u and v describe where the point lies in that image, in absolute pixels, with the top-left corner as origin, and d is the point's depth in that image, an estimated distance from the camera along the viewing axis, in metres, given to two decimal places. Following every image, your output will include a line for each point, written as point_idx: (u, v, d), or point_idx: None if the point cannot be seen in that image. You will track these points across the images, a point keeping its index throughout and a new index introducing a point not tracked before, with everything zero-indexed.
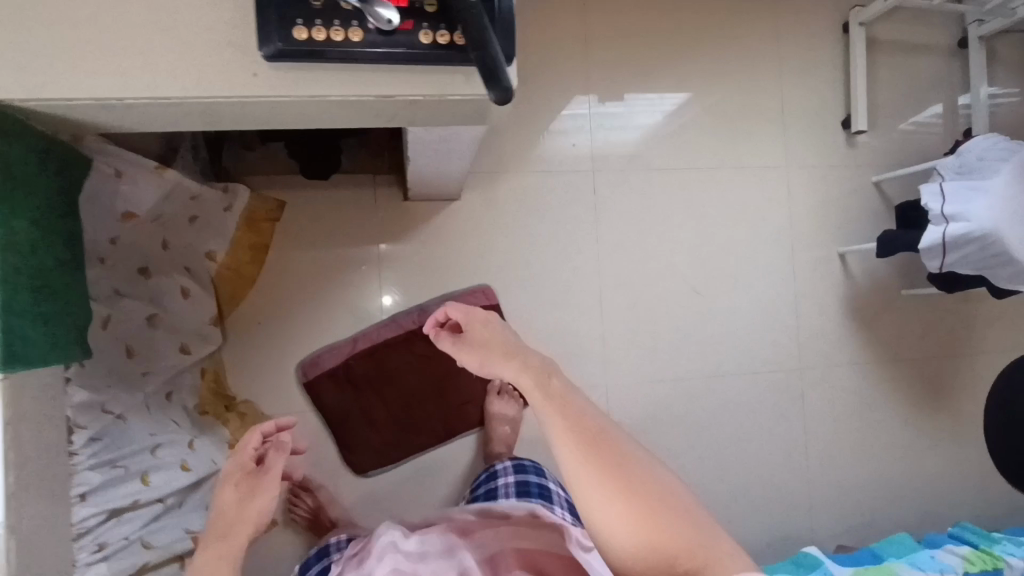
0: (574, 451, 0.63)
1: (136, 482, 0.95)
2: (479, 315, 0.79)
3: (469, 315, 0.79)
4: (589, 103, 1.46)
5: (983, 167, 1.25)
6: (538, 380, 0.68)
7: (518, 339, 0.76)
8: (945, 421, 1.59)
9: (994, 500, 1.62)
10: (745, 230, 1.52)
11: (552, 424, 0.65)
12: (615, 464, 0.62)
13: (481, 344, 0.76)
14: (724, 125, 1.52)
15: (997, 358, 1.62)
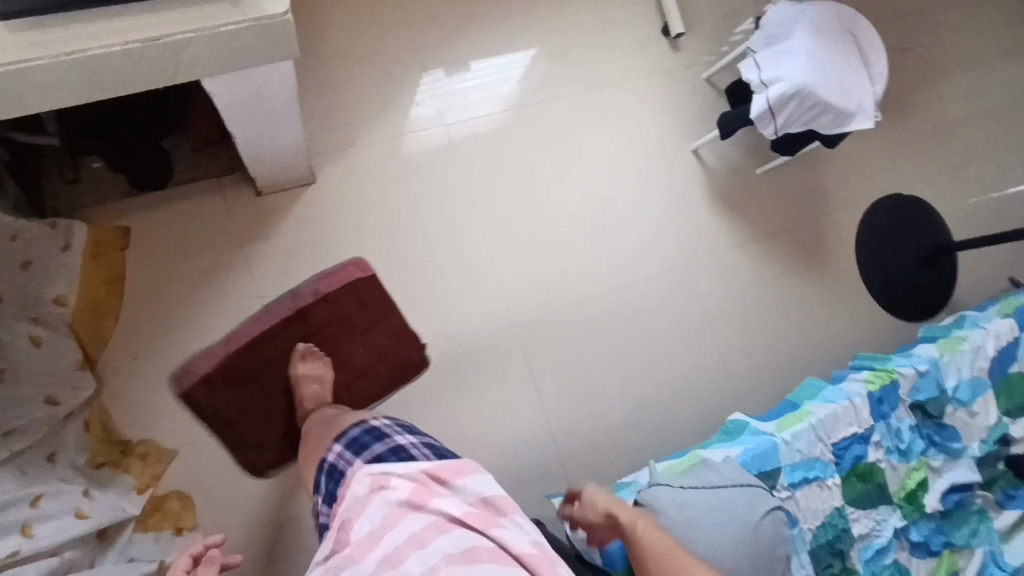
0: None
1: (16, 537, 0.91)
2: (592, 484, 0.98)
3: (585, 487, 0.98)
4: (437, 73, 1.49)
5: (784, 36, 1.35)
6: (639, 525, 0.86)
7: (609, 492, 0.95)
8: (828, 276, 1.70)
9: (889, 329, 1.74)
10: (603, 149, 1.58)
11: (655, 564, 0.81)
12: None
13: (591, 500, 0.95)
14: (555, 55, 1.58)
15: (849, 204, 1.77)
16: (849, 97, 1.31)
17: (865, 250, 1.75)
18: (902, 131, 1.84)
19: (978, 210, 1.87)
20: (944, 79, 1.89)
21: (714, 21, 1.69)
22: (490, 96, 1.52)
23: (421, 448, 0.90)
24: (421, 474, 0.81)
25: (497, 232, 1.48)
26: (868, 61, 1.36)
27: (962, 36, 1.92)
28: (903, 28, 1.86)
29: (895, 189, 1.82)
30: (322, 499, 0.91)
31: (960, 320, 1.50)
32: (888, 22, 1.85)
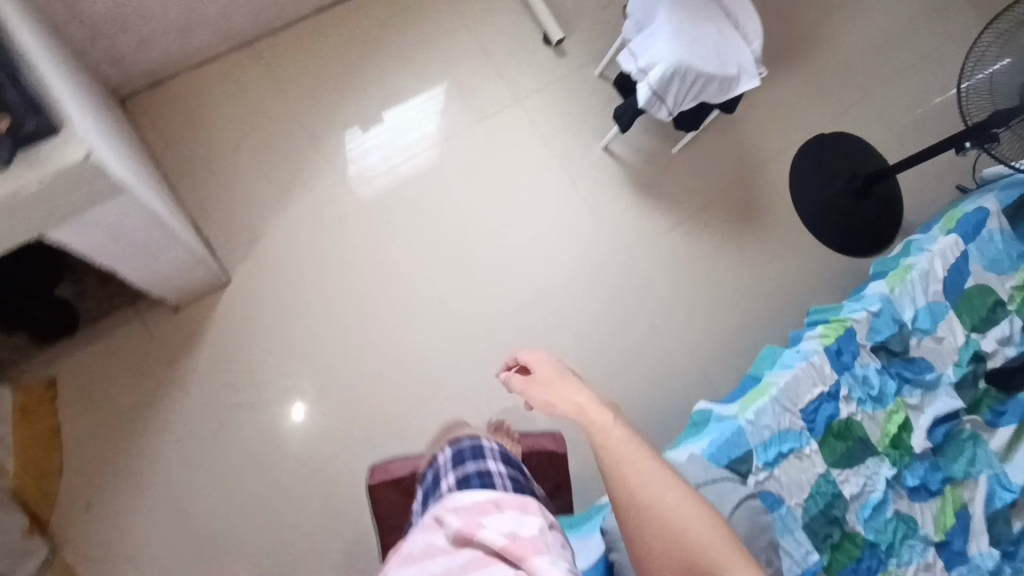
0: (630, 477, 0.74)
1: None
2: (546, 359, 0.91)
3: (539, 360, 0.90)
4: (356, 132, 1.51)
5: (650, 17, 1.34)
6: (603, 415, 0.79)
7: (570, 373, 0.88)
8: (768, 235, 1.69)
9: (845, 269, 1.72)
10: (519, 170, 1.57)
11: (616, 458, 0.76)
12: (661, 495, 0.73)
13: (542, 383, 0.86)
14: (447, 91, 1.58)
15: (775, 156, 1.75)
16: (725, 60, 1.29)
17: (800, 200, 1.73)
18: (810, 70, 1.83)
19: (904, 127, 1.85)
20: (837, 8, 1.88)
21: (593, 14, 1.69)
22: (406, 148, 1.52)
23: (511, 481, 0.85)
24: (486, 504, 0.77)
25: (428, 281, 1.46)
26: (741, 22, 1.33)
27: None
28: None
29: (817, 128, 1.80)
30: (420, 497, 0.88)
31: (908, 244, 1.47)
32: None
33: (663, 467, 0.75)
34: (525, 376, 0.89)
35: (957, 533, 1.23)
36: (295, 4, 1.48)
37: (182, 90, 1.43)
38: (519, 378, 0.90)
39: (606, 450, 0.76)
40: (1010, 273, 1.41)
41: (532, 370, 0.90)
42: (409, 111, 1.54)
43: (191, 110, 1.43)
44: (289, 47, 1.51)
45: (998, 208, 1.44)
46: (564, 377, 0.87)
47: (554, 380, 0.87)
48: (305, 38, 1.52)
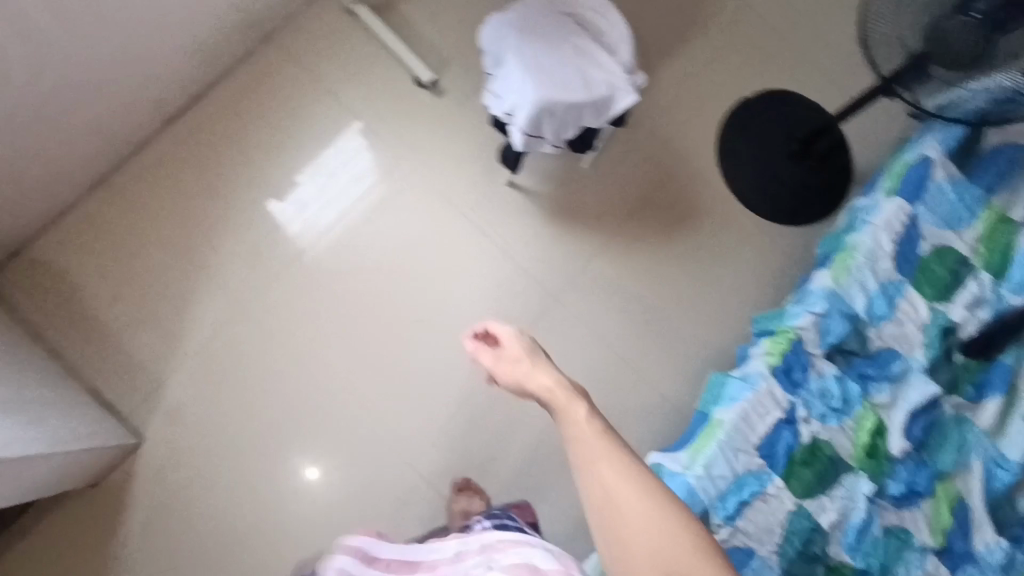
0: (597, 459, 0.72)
1: None
2: (513, 334, 0.88)
3: (508, 334, 0.88)
4: (281, 202, 1.45)
5: (501, 48, 1.17)
6: (573, 400, 0.78)
7: (540, 354, 0.86)
8: (705, 228, 1.57)
9: (797, 243, 1.60)
10: (422, 232, 1.47)
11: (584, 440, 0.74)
12: (619, 473, 0.71)
13: (514, 363, 0.86)
14: (326, 169, 1.47)
15: (696, 138, 1.61)
16: (589, 82, 1.14)
17: (734, 180, 1.59)
18: (714, 31, 1.66)
19: (832, 64, 1.68)
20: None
21: (463, 39, 1.54)
22: (313, 227, 1.44)
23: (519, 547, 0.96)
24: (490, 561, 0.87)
25: (352, 379, 1.40)
26: (600, 32, 1.18)
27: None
28: None
29: (735, 94, 1.65)
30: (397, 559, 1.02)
31: (852, 214, 1.31)
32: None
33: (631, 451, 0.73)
34: (496, 352, 0.87)
35: (957, 533, 1.13)
36: (139, 126, 1.38)
37: (49, 250, 1.35)
38: (488, 351, 0.88)
39: (571, 433, 0.76)
40: (968, 224, 1.26)
41: (500, 344, 0.88)
42: (291, 202, 1.45)
43: (64, 267, 1.35)
44: (148, 170, 1.42)
45: (942, 152, 1.28)
46: (530, 354, 0.86)
47: (522, 359, 0.86)
48: (163, 154, 1.42)
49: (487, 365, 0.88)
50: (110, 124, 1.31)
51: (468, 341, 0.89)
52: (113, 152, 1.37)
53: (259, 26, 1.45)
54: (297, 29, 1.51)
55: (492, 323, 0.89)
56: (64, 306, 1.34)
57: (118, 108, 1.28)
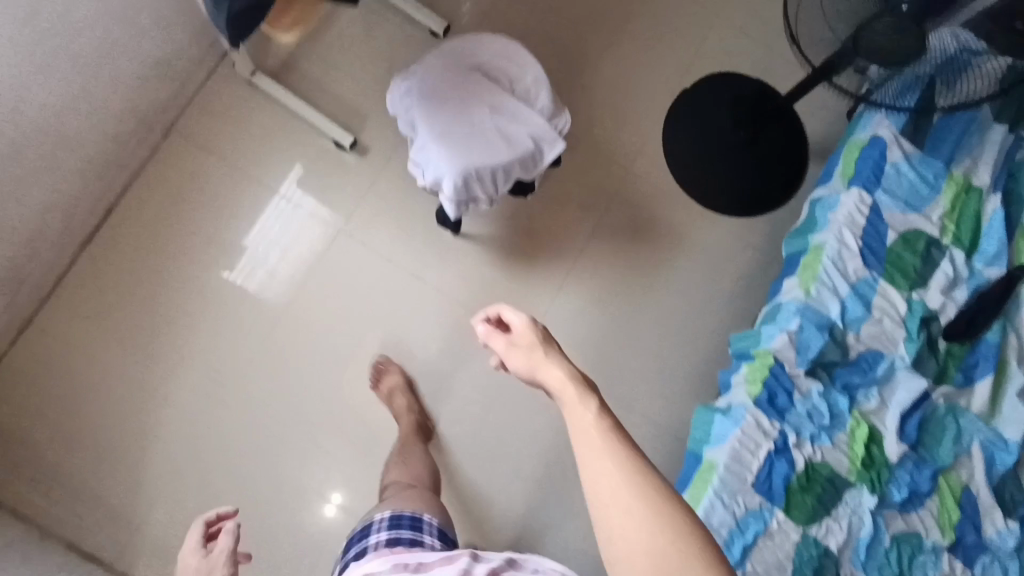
0: (591, 469, 0.58)
1: None
2: (525, 322, 0.72)
3: (522, 320, 0.72)
4: (233, 271, 1.38)
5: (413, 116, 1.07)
6: (582, 400, 0.62)
7: (554, 348, 0.69)
8: (666, 239, 1.50)
9: (762, 236, 1.53)
10: (375, 302, 1.39)
11: (583, 448, 0.59)
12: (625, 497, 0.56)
13: (522, 350, 0.70)
14: (259, 258, 1.38)
15: (640, 145, 1.53)
16: (509, 138, 1.06)
17: (687, 182, 1.52)
18: (634, 24, 1.57)
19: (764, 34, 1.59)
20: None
21: (377, 91, 1.44)
22: (270, 292, 1.38)
23: None
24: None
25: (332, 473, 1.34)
26: (512, 79, 1.09)
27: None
28: None
29: (670, 87, 1.56)
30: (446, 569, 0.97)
31: (813, 209, 1.25)
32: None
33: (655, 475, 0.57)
34: (505, 335, 0.72)
35: (967, 525, 1.11)
36: (50, 256, 1.28)
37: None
38: (497, 336, 0.72)
39: (578, 433, 0.61)
40: (932, 202, 1.21)
41: (512, 330, 0.72)
42: (230, 299, 1.36)
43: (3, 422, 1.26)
44: (72, 301, 1.31)
45: (894, 131, 1.22)
46: (542, 349, 0.69)
47: (535, 349, 0.69)
48: (82, 277, 1.32)
49: (491, 346, 0.72)
50: (17, 265, 1.21)
51: (479, 323, 0.74)
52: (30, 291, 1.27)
53: (154, 121, 1.34)
54: (199, 111, 1.40)
55: (506, 308, 0.73)
56: (13, 462, 1.26)
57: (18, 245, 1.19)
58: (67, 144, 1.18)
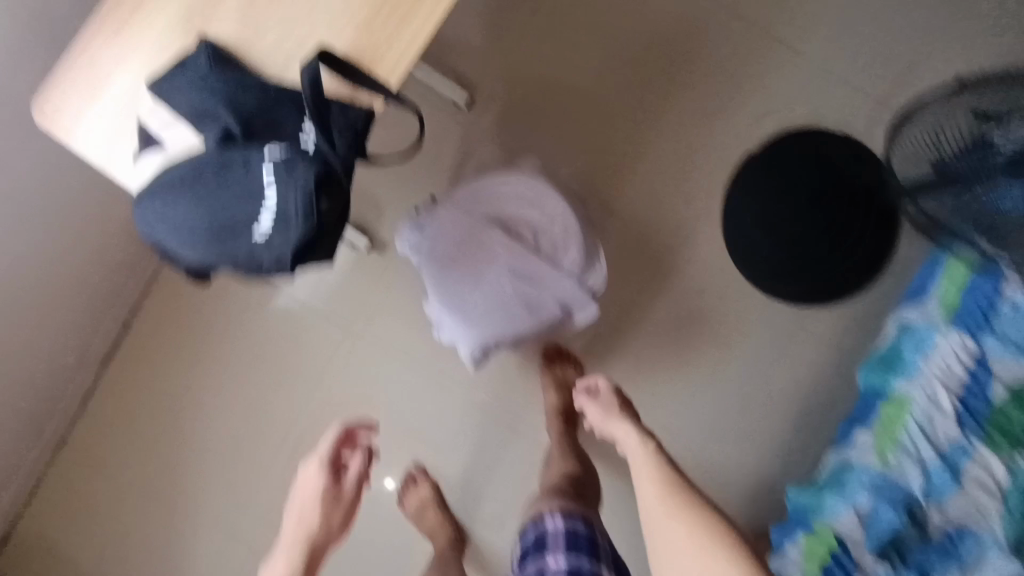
0: (642, 487, 0.83)
1: None
2: (612, 388, 1.03)
3: (608, 387, 1.03)
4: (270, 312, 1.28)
5: (423, 267, 0.94)
6: (642, 439, 0.91)
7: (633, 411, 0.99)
8: (726, 335, 1.30)
9: (846, 330, 1.29)
10: (399, 415, 1.30)
11: (639, 467, 0.86)
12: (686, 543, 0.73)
13: (607, 401, 1.00)
14: (276, 368, 1.28)
15: (697, 226, 1.31)
16: (529, 305, 0.93)
17: (756, 266, 1.28)
18: (698, 72, 1.29)
19: (861, 74, 1.27)
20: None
21: (396, 182, 1.28)
22: (287, 403, 1.28)
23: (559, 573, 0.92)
24: None
25: None
26: (535, 231, 0.94)
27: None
28: None
29: (735, 150, 1.30)
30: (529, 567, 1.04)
31: (900, 338, 1.07)
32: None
33: (722, 523, 0.74)
34: (594, 394, 1.01)
35: None
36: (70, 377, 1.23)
37: (27, 534, 1.26)
38: (592, 401, 1.01)
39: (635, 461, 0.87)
40: None
41: (598, 392, 1.02)
42: (247, 417, 1.27)
43: (37, 541, 1.26)
44: (102, 421, 1.28)
45: None
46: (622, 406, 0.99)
47: (613, 407, 0.99)
48: (103, 392, 1.28)
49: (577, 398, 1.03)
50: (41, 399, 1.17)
51: (577, 390, 1.04)
52: (58, 415, 1.24)
53: None
54: None
55: (600, 378, 1.03)
56: None
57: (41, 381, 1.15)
58: (71, 278, 1.10)
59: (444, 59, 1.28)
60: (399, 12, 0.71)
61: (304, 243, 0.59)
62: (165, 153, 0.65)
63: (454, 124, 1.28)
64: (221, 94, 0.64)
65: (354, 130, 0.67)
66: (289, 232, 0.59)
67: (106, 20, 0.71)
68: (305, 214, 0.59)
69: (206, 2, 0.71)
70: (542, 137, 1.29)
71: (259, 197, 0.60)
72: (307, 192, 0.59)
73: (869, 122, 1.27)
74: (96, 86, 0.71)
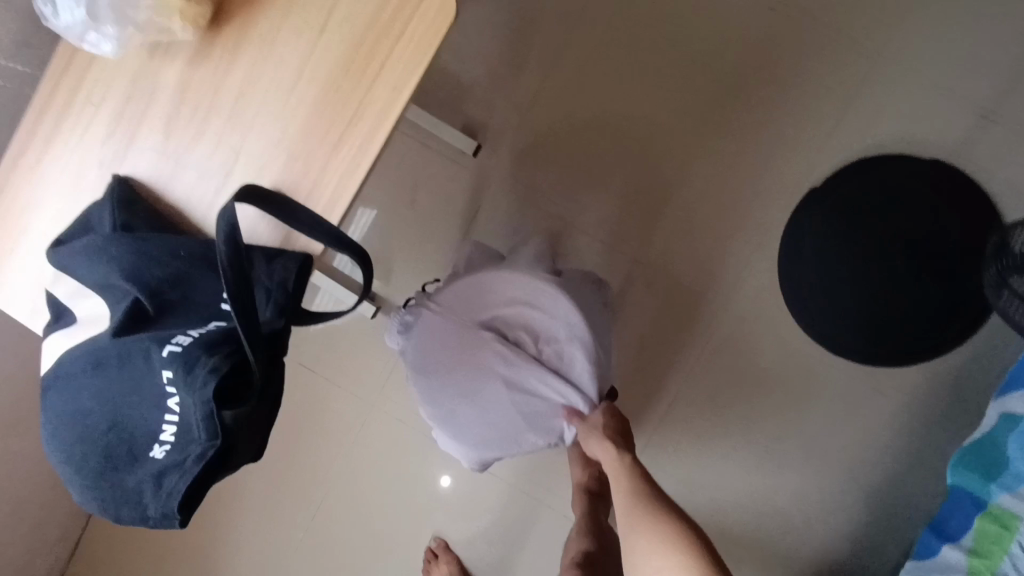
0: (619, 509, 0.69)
1: None
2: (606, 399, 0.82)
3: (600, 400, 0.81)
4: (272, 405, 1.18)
5: (411, 376, 0.82)
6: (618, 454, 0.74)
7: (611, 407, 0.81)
8: (790, 400, 1.11)
9: (937, 389, 1.08)
10: (419, 492, 1.18)
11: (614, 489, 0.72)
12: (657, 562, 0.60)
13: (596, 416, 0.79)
14: (293, 445, 1.20)
15: (752, 273, 1.12)
16: (533, 422, 0.80)
17: (822, 317, 1.09)
18: (744, 92, 1.09)
19: (949, 81, 1.06)
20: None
21: (404, 239, 1.15)
22: (305, 478, 1.20)
23: None
24: None
25: None
26: (536, 333, 0.80)
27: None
28: None
29: (797, 180, 1.10)
30: None
31: (1002, 431, 0.86)
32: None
33: (686, 530, 0.61)
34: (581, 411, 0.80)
35: None
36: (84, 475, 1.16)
37: None
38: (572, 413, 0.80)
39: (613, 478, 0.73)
40: None
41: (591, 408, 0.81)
42: (265, 495, 1.20)
43: None
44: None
45: None
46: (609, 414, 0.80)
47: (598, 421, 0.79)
48: None
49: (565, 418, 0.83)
50: (50, 505, 1.07)
51: None
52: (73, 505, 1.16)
53: None
54: None
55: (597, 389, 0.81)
56: None
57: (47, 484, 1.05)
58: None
59: (449, 97, 1.13)
60: (345, 119, 0.59)
61: (207, 468, 0.49)
62: (77, 331, 0.57)
63: (462, 170, 1.14)
64: (125, 261, 0.55)
65: (283, 286, 0.56)
66: (191, 455, 0.48)
67: (19, 170, 0.63)
68: (209, 432, 0.48)
69: (120, 144, 0.62)
70: (563, 178, 1.13)
71: (161, 405, 0.50)
72: (207, 407, 0.48)
73: (964, 140, 1.06)
74: (13, 241, 0.63)
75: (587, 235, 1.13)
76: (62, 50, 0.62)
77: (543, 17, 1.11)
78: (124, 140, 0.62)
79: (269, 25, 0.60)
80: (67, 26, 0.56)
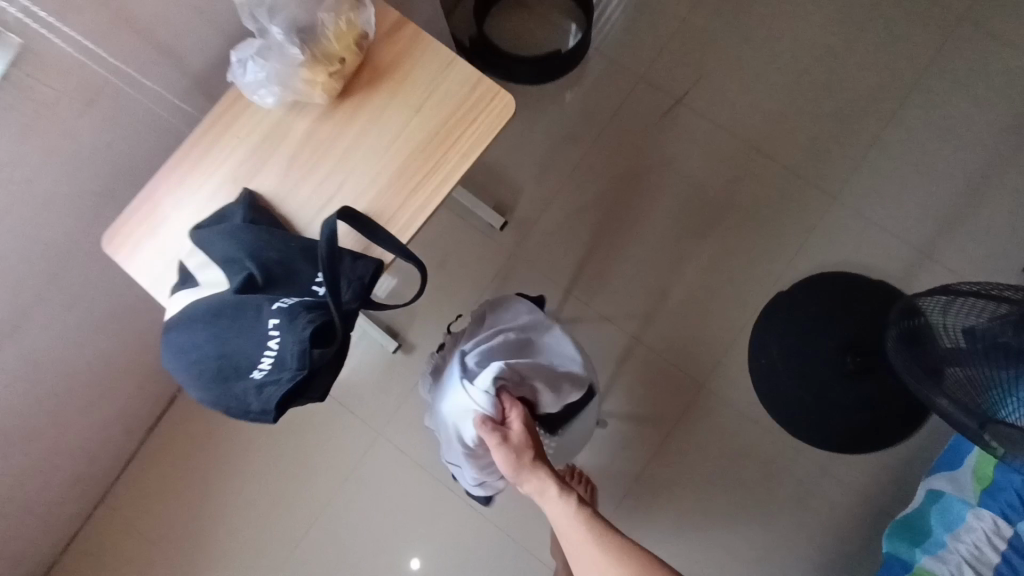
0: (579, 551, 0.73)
1: None
2: (519, 415, 0.83)
3: (518, 420, 0.82)
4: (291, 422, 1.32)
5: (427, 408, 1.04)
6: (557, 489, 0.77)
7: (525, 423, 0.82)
8: (751, 471, 1.25)
9: (881, 477, 1.22)
10: (409, 519, 1.28)
11: (564, 526, 0.75)
12: None
13: (518, 440, 0.80)
14: (300, 462, 1.30)
15: (725, 357, 1.30)
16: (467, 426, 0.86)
17: (784, 400, 1.25)
18: (726, 207, 1.34)
19: (892, 221, 1.31)
20: (733, 105, 1.38)
21: (432, 292, 1.35)
22: (304, 496, 1.29)
23: None
24: None
25: None
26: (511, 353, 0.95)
27: (718, 36, 1.42)
28: (649, 107, 1.39)
29: (766, 283, 1.31)
30: None
31: (928, 506, 1.00)
32: (619, 104, 1.40)
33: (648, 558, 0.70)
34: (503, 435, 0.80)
35: None
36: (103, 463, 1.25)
37: None
38: (497, 438, 0.80)
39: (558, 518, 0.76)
40: None
41: (510, 430, 0.81)
42: (264, 508, 1.28)
43: None
44: (128, 502, 1.28)
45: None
46: (529, 435, 0.81)
47: (524, 447, 0.80)
48: (126, 479, 1.29)
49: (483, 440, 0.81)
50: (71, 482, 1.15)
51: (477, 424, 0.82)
52: (88, 491, 1.25)
53: None
54: None
55: (513, 411, 0.83)
56: None
57: (79, 460, 1.16)
58: (128, 363, 1.13)
59: (488, 183, 1.38)
60: (426, 170, 0.82)
61: (293, 389, 0.65)
62: (199, 290, 0.76)
63: (488, 241, 1.36)
64: (248, 245, 0.74)
65: (361, 279, 0.75)
66: (283, 378, 0.65)
67: (173, 173, 0.84)
68: (300, 361, 0.65)
69: (256, 165, 0.84)
70: (572, 257, 1.34)
71: (263, 343, 0.67)
72: (302, 343, 0.65)
73: (905, 268, 1.29)
74: (157, 224, 0.83)
75: (587, 307, 1.33)
76: (227, 98, 0.85)
77: (572, 132, 1.39)
78: (257, 164, 0.83)
79: (380, 101, 0.84)
80: (247, 82, 0.80)
